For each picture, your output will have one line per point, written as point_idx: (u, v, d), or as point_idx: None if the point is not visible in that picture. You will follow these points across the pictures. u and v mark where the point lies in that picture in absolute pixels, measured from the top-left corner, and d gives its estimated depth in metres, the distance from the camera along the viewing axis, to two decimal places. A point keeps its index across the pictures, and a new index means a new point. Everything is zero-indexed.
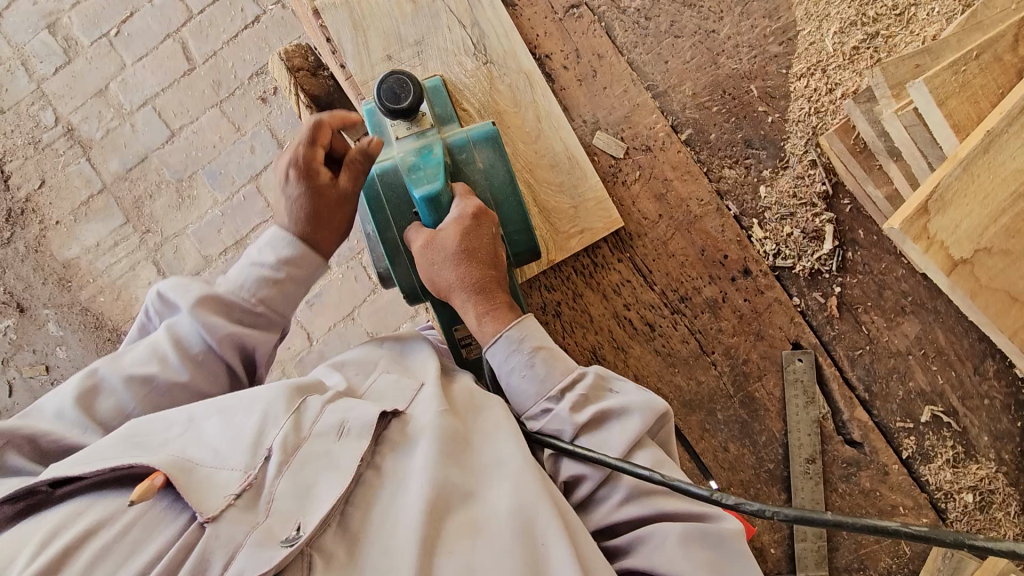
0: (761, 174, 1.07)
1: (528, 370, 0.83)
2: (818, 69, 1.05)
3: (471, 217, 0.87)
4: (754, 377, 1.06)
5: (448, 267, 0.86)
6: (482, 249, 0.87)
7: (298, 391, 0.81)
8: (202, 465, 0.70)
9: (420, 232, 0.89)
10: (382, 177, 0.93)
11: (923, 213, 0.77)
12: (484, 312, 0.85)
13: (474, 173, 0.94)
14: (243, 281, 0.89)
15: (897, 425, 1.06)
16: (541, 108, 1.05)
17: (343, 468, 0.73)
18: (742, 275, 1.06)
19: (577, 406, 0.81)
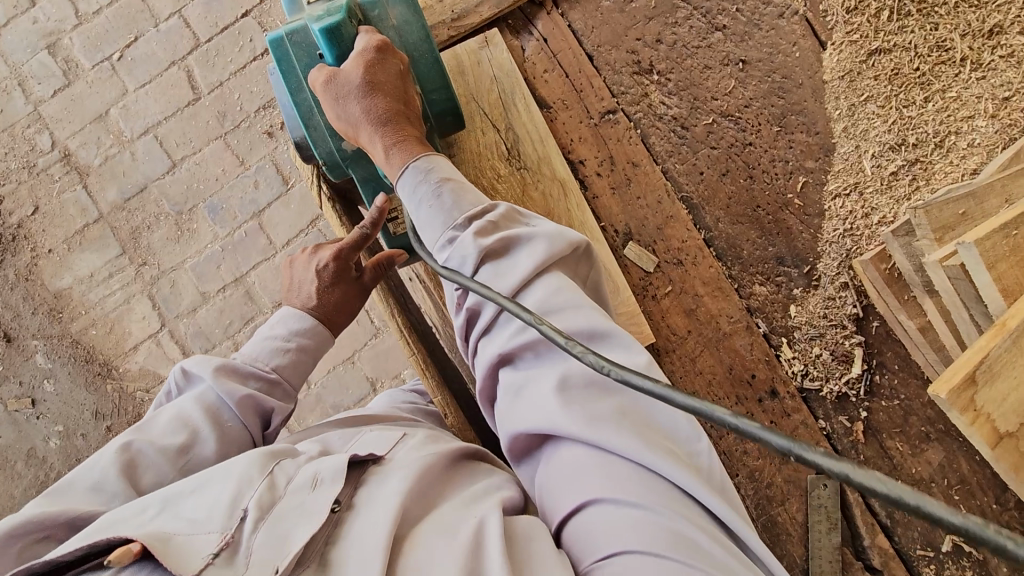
0: (791, 293, 1.05)
1: (434, 201, 0.81)
2: (855, 191, 1.04)
3: (376, 51, 0.84)
4: (777, 501, 1.04)
5: (354, 100, 0.83)
6: (389, 85, 0.85)
7: (272, 456, 0.74)
8: (178, 534, 0.61)
9: (323, 72, 0.86)
10: (292, 38, 0.89)
11: (971, 383, 0.75)
12: (391, 140, 0.85)
13: (386, 29, 0.90)
14: (257, 354, 0.91)
15: (918, 552, 1.04)
16: (575, 218, 1.01)
17: (319, 511, 0.63)
18: (769, 396, 1.04)
19: (483, 233, 0.76)
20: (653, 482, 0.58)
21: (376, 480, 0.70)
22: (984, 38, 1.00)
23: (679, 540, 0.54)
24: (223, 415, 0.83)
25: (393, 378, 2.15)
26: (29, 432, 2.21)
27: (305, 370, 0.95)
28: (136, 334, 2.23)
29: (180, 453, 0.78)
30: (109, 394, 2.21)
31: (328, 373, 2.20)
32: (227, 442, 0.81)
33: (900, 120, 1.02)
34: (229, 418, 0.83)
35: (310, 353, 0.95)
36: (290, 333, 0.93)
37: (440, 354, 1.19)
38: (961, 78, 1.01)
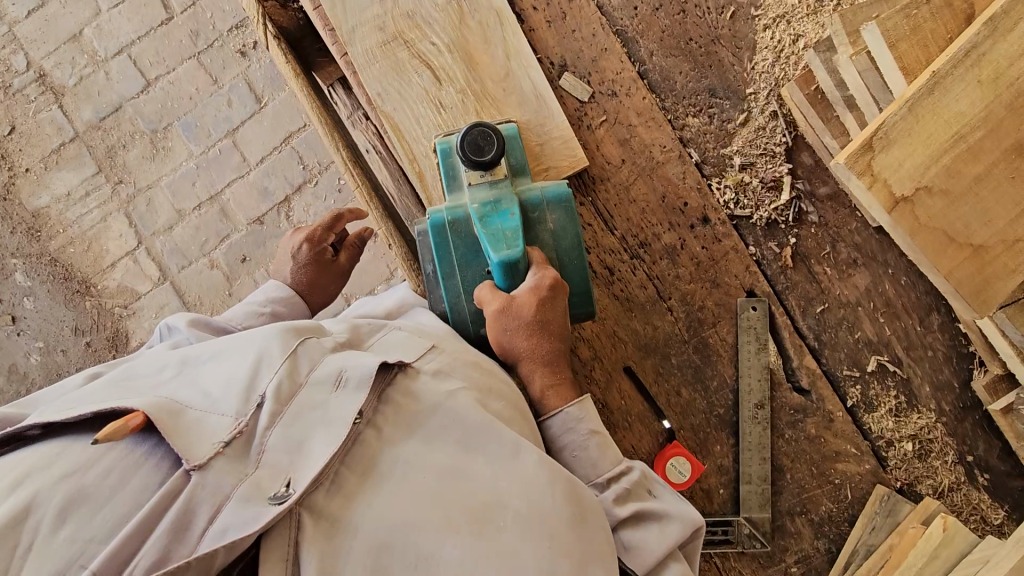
0: (723, 124, 1.08)
1: (579, 451, 0.84)
2: (783, 21, 1.07)
3: (549, 290, 0.86)
4: (709, 323, 1.08)
5: (521, 336, 0.86)
6: (554, 322, 0.87)
7: (295, 334, 0.78)
8: (191, 409, 0.67)
9: (494, 294, 0.87)
10: (454, 226, 0.93)
11: (867, 149, 0.79)
12: (550, 382, 0.87)
13: (543, 233, 0.94)
14: (234, 317, 1.03)
15: (844, 373, 1.09)
16: (510, 45, 1.05)
17: (341, 420, 0.68)
18: (701, 223, 1.08)
19: (620, 499, 0.80)
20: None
21: (410, 416, 0.74)
22: None
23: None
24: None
25: (367, 291, 2.19)
26: (11, 348, 2.25)
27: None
28: (114, 252, 2.26)
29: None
30: (89, 311, 2.25)
31: None
32: None
33: None
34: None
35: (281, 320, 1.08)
36: (268, 299, 1.08)
37: None
38: None
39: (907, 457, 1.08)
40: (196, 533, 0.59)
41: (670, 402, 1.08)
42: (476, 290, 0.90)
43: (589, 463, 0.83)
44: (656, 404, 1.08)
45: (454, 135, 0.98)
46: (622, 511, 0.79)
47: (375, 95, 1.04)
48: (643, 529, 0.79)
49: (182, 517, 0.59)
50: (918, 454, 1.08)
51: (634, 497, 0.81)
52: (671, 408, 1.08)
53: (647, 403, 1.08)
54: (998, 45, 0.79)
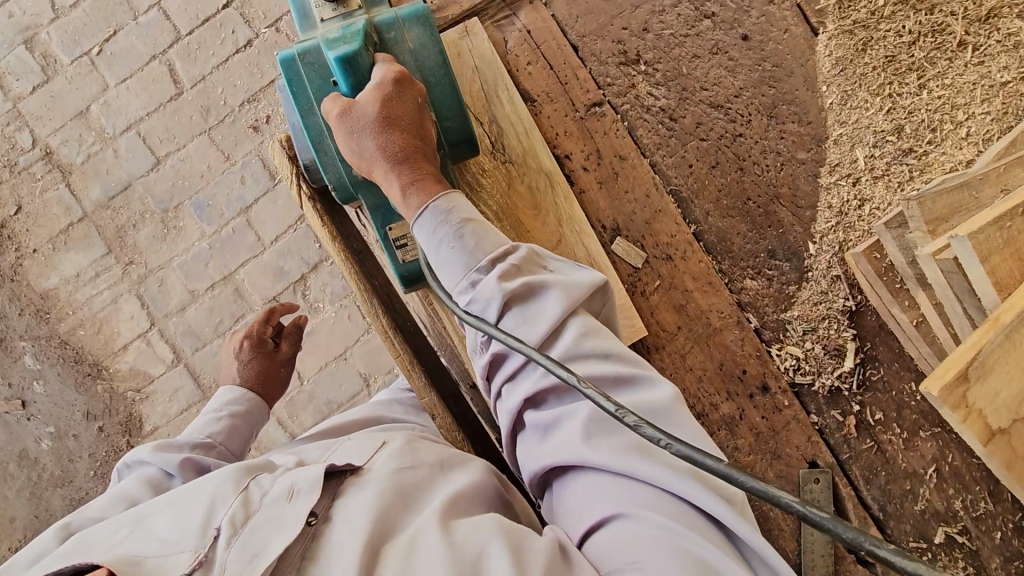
0: (784, 287, 1.03)
1: (457, 241, 0.79)
2: (849, 181, 1.01)
3: (393, 85, 0.82)
4: (769, 496, 1.03)
5: (368, 136, 0.82)
6: (406, 119, 0.83)
7: (247, 471, 0.75)
8: (148, 556, 0.63)
9: (337, 103, 0.84)
10: (304, 58, 0.88)
11: (962, 380, 0.74)
12: (409, 180, 0.83)
13: (403, 53, 0.89)
14: (190, 433, 1.03)
15: (910, 545, 1.04)
16: (563, 211, 0.99)
17: (294, 521, 0.65)
18: (760, 391, 1.03)
19: (506, 275, 0.75)
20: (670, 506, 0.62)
21: (350, 494, 0.71)
22: (980, 22, 0.98)
23: (700, 566, 0.57)
24: (166, 482, 0.87)
25: (387, 373, 2.14)
26: (21, 433, 2.19)
27: (240, 431, 1.08)
28: (125, 334, 2.20)
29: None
30: (100, 395, 2.19)
31: (320, 370, 2.18)
32: None
33: (895, 107, 1.00)
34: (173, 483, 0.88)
35: (241, 419, 1.10)
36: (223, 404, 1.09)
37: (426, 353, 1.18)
38: (957, 64, 0.98)
39: None
40: None
41: None
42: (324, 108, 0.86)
43: (470, 250, 0.78)
44: None
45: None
46: (508, 285, 0.74)
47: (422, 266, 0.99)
48: (532, 305, 0.74)
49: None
50: None
51: (522, 273, 0.76)
52: None
53: None
54: None
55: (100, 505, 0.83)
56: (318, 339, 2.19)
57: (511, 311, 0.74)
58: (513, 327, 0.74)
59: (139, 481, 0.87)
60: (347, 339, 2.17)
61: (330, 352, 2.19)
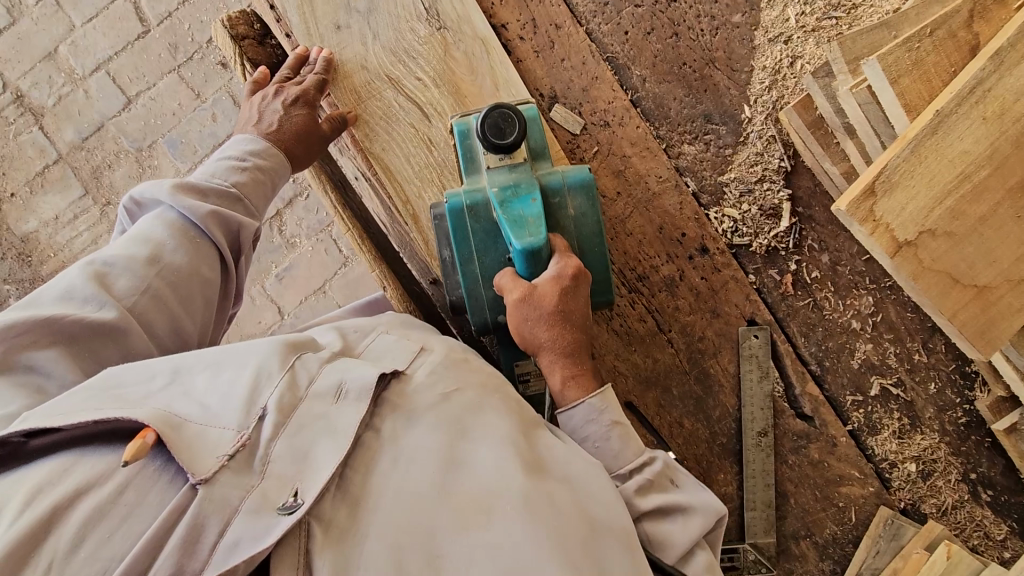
0: (720, 151, 1.06)
1: (601, 441, 0.78)
2: (780, 41, 1.03)
3: (572, 279, 0.80)
4: (709, 354, 1.07)
5: (541, 327, 0.80)
6: (576, 312, 0.82)
7: (292, 348, 0.72)
8: (190, 422, 0.61)
9: (515, 284, 0.81)
10: (473, 210, 0.86)
11: (869, 194, 0.77)
12: (572, 373, 0.81)
13: (565, 220, 0.87)
14: (211, 172, 0.84)
15: (847, 398, 1.09)
16: (499, 74, 1.01)
17: (343, 429, 0.64)
18: (699, 252, 1.06)
19: (637, 487, 0.75)
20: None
21: (406, 416, 0.70)
22: None
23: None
24: (188, 231, 0.78)
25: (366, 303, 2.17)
26: None
27: (266, 188, 0.87)
28: None
29: (150, 263, 0.74)
30: None
31: (301, 304, 2.21)
32: (195, 263, 0.78)
33: None
34: (194, 233, 0.79)
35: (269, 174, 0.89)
36: (247, 151, 0.87)
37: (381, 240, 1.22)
38: None
39: (911, 478, 1.08)
40: (206, 547, 0.54)
41: (673, 433, 1.07)
42: (496, 279, 0.84)
43: (611, 452, 0.78)
44: (660, 435, 1.06)
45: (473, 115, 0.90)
46: (626, 486, 0.75)
47: (364, 136, 1.02)
48: (660, 512, 0.75)
49: (191, 532, 0.54)
50: (921, 474, 1.08)
51: (652, 482, 0.76)
52: (675, 439, 1.07)
53: (652, 434, 1.07)
54: (1005, 79, 0.77)
55: (120, 240, 0.76)
56: (297, 273, 2.22)
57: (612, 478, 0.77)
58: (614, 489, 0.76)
59: (156, 223, 0.78)
60: (325, 272, 2.20)
61: (309, 286, 2.22)
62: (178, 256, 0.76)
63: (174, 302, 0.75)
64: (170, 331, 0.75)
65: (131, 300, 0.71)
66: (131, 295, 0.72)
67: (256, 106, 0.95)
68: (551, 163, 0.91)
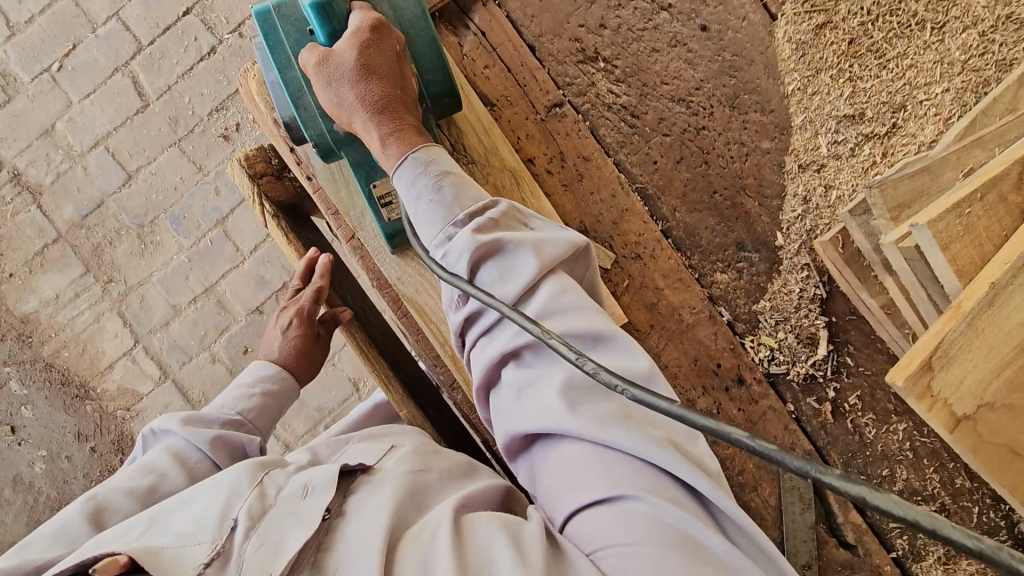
0: (754, 279, 1.04)
1: (433, 194, 0.78)
2: (813, 169, 1.01)
3: (370, 28, 0.80)
4: (749, 486, 1.04)
5: (347, 84, 0.79)
6: (386, 68, 0.81)
7: (261, 467, 0.79)
8: (165, 548, 0.65)
9: (314, 51, 0.81)
10: (280, 11, 0.84)
11: (926, 369, 0.74)
12: (389, 131, 0.81)
13: (380, 2, 0.85)
14: (223, 404, 0.95)
15: (891, 525, 1.06)
16: (531, 205, 0.96)
17: (310, 515, 0.68)
18: (736, 383, 1.03)
19: (482, 228, 0.75)
20: (655, 480, 0.62)
21: (369, 486, 0.74)
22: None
23: (688, 542, 0.58)
24: (190, 457, 0.84)
25: None
26: (13, 459, 2.15)
27: (272, 411, 0.98)
28: (110, 353, 2.17)
29: (148, 493, 0.79)
30: (90, 416, 2.15)
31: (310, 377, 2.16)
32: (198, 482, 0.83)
33: (857, 92, 0.98)
34: (198, 457, 0.84)
35: (276, 396, 0.99)
36: (256, 378, 0.99)
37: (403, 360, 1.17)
38: (919, 43, 0.97)
39: None
40: None
41: None
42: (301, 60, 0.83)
43: (448, 203, 0.78)
44: None
45: None
46: (482, 238, 0.74)
47: (393, 279, 0.98)
48: (504, 258, 0.74)
49: None
50: None
51: (499, 227, 0.76)
52: None
53: None
54: None
55: (126, 474, 0.81)
56: None
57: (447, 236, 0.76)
58: (451, 251, 0.75)
59: (163, 453, 0.84)
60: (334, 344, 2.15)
61: None
62: (179, 478, 0.81)
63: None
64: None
65: None
66: None
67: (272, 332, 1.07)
68: None
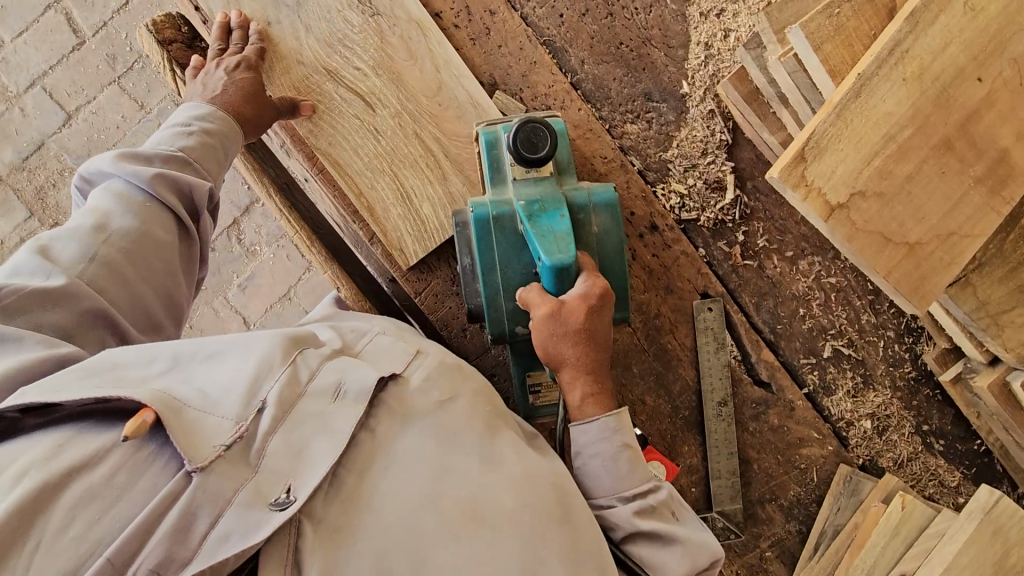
0: (663, 128, 1.06)
1: (609, 461, 0.76)
2: (712, 15, 1.04)
3: (600, 298, 0.75)
4: (666, 330, 1.08)
5: (566, 343, 0.76)
6: (600, 332, 0.77)
7: (295, 342, 0.70)
8: (189, 407, 0.60)
9: (542, 299, 0.77)
10: (498, 221, 0.83)
11: (799, 160, 0.78)
12: (591, 390, 0.77)
13: (589, 237, 0.84)
14: (160, 140, 0.83)
15: (801, 361, 1.11)
16: (438, 54, 1.01)
17: (339, 431, 0.63)
18: (649, 230, 1.07)
19: (643, 514, 0.73)
20: None
21: (401, 419, 0.69)
22: None
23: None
24: (136, 198, 0.77)
25: None
26: None
27: (216, 152, 0.86)
28: None
29: (100, 232, 0.73)
30: None
31: (267, 313, 2.10)
32: (152, 224, 0.76)
33: None
34: (143, 198, 0.77)
35: (218, 137, 0.87)
36: (191, 117, 0.86)
37: (332, 237, 1.19)
38: None
39: (867, 434, 1.11)
40: (197, 535, 0.55)
41: (637, 411, 1.08)
42: (524, 292, 0.79)
43: (616, 475, 0.75)
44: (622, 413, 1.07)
45: (499, 125, 0.88)
46: (643, 525, 0.71)
47: (306, 134, 1.00)
48: (659, 552, 0.71)
49: (181, 520, 0.54)
50: (877, 430, 1.11)
51: (658, 516, 0.73)
52: (639, 416, 1.08)
53: None
54: (922, 39, 0.79)
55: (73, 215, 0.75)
56: (259, 281, 2.11)
57: (599, 503, 0.76)
58: (606, 524, 0.74)
59: (107, 195, 0.77)
60: (288, 279, 2.10)
61: (273, 294, 2.11)
62: (127, 220, 0.75)
63: (129, 268, 0.73)
64: (127, 297, 0.72)
65: (82, 271, 0.70)
66: (80, 264, 0.70)
67: (199, 80, 0.93)
68: (579, 179, 0.88)
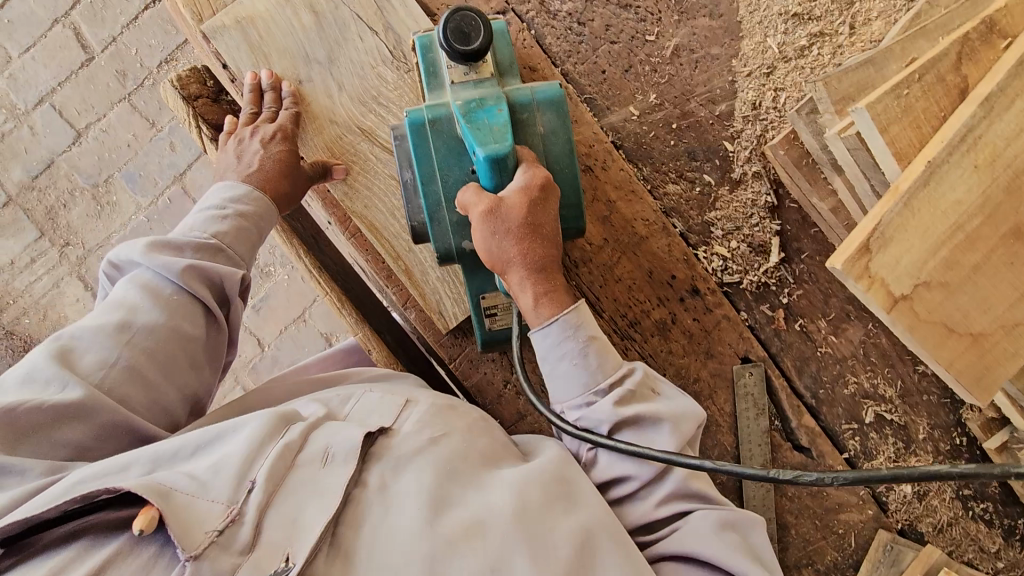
0: (705, 189, 1.03)
1: (580, 358, 0.74)
2: (762, 72, 1.00)
3: (542, 190, 0.73)
4: (705, 395, 1.05)
5: (510, 237, 0.72)
6: (547, 228, 0.74)
7: (283, 415, 0.68)
8: (177, 491, 0.57)
9: (479, 197, 0.73)
10: (434, 124, 0.78)
11: (864, 251, 0.75)
12: (544, 290, 0.74)
13: (533, 137, 0.81)
14: (193, 224, 0.80)
15: (843, 427, 1.08)
16: None
17: (332, 491, 0.62)
18: (690, 294, 1.04)
19: (622, 401, 0.73)
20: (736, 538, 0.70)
21: (393, 462, 0.67)
22: None
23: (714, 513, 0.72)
24: (162, 290, 0.73)
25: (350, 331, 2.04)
26: None
27: (250, 235, 0.82)
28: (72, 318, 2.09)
29: (122, 329, 0.69)
30: None
31: (281, 335, 2.06)
32: (178, 315, 0.73)
33: None
34: (172, 291, 0.74)
35: (252, 219, 0.83)
36: (227, 199, 0.83)
37: (359, 289, 1.15)
38: None
39: (907, 499, 1.09)
40: None
41: None
42: (459, 196, 0.76)
43: (589, 369, 0.74)
44: None
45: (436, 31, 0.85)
46: (625, 411, 0.72)
47: (338, 196, 0.96)
48: (643, 433, 0.73)
49: None
50: (917, 495, 1.09)
51: (637, 399, 0.75)
52: None
53: None
54: (995, 125, 0.76)
55: (94, 310, 0.71)
56: (273, 302, 2.07)
57: (578, 406, 0.75)
58: (590, 425, 0.73)
59: (134, 287, 0.73)
60: (303, 301, 2.06)
61: (288, 316, 2.07)
62: (152, 314, 0.71)
63: (153, 368, 0.69)
64: (149, 404, 0.69)
65: (103, 377, 0.66)
66: (102, 368, 0.67)
67: (232, 148, 0.90)
68: (521, 80, 0.85)
